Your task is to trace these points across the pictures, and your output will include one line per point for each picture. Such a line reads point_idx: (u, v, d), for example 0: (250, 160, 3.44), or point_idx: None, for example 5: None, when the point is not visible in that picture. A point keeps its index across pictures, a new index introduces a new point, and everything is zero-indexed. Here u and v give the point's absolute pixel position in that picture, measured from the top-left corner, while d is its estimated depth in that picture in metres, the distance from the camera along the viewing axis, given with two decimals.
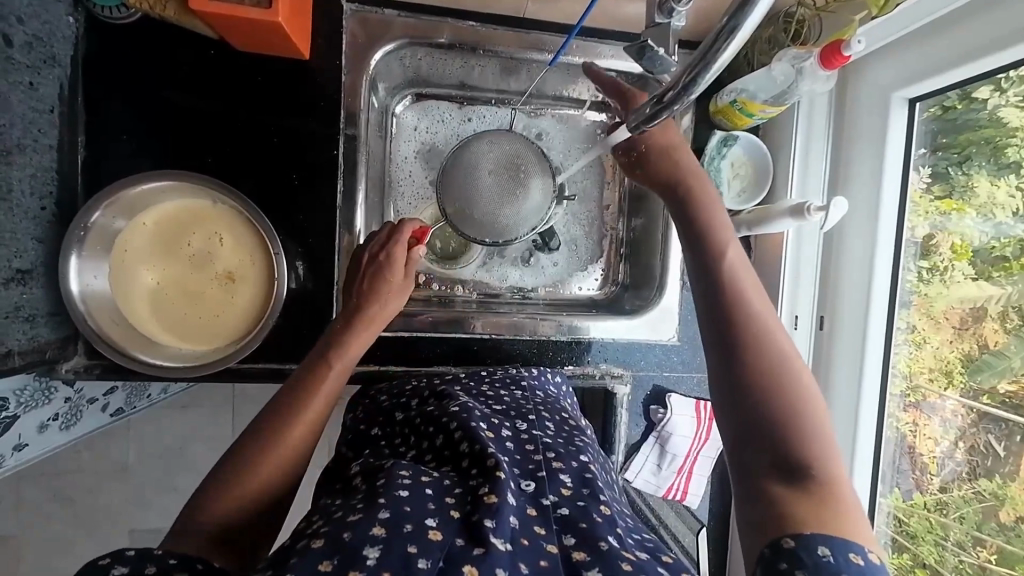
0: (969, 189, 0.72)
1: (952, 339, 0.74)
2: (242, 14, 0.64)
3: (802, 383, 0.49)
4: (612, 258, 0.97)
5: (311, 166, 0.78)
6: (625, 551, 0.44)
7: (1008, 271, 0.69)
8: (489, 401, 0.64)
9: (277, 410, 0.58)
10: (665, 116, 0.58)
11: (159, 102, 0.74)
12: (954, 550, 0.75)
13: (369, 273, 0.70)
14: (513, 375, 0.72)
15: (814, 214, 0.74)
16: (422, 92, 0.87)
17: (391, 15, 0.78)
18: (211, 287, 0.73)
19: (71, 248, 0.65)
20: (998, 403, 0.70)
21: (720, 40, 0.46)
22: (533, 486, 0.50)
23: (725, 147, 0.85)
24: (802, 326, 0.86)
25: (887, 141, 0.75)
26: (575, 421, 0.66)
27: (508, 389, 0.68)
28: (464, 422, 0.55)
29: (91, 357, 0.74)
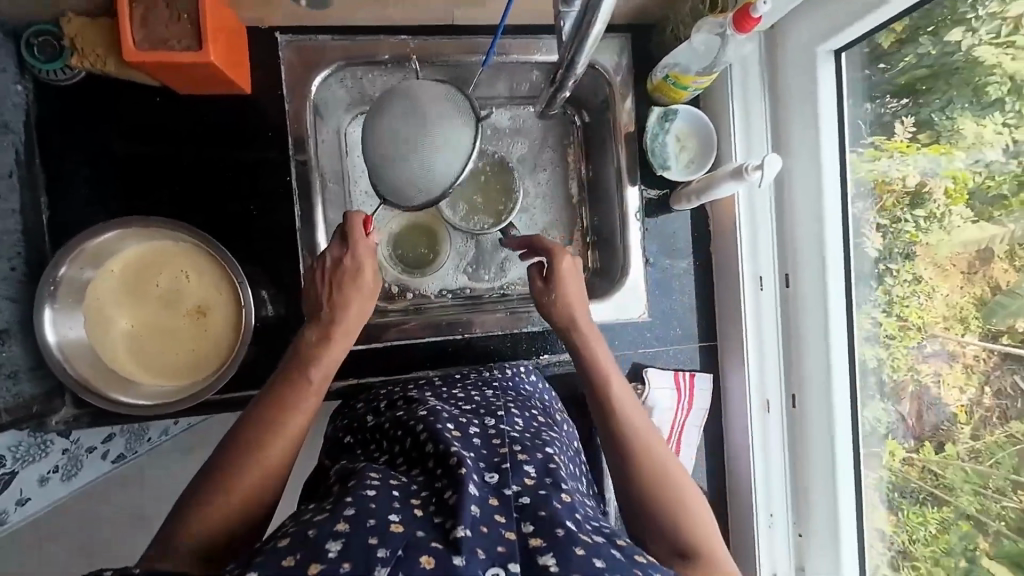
0: (955, 132, 0.70)
1: (962, 285, 0.71)
2: (176, 59, 0.66)
3: (674, 467, 0.62)
4: (582, 243, 0.97)
5: (266, 195, 0.81)
6: (581, 536, 0.46)
7: (1008, 208, 0.67)
8: (459, 401, 0.66)
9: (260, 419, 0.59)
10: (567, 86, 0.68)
11: (113, 154, 0.77)
12: (996, 496, 0.71)
13: (336, 276, 0.67)
14: (489, 374, 0.74)
15: (753, 173, 0.75)
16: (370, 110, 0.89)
17: (325, 40, 0.81)
18: (185, 324, 0.75)
19: (44, 301, 0.68)
20: (1018, 342, 0.67)
21: (588, 16, 0.54)
22: (496, 477, 0.51)
23: (666, 122, 0.88)
24: (768, 286, 0.86)
25: (818, 94, 0.77)
26: (545, 418, 0.68)
27: (479, 388, 0.70)
28: (428, 425, 0.57)
29: (79, 407, 0.76)
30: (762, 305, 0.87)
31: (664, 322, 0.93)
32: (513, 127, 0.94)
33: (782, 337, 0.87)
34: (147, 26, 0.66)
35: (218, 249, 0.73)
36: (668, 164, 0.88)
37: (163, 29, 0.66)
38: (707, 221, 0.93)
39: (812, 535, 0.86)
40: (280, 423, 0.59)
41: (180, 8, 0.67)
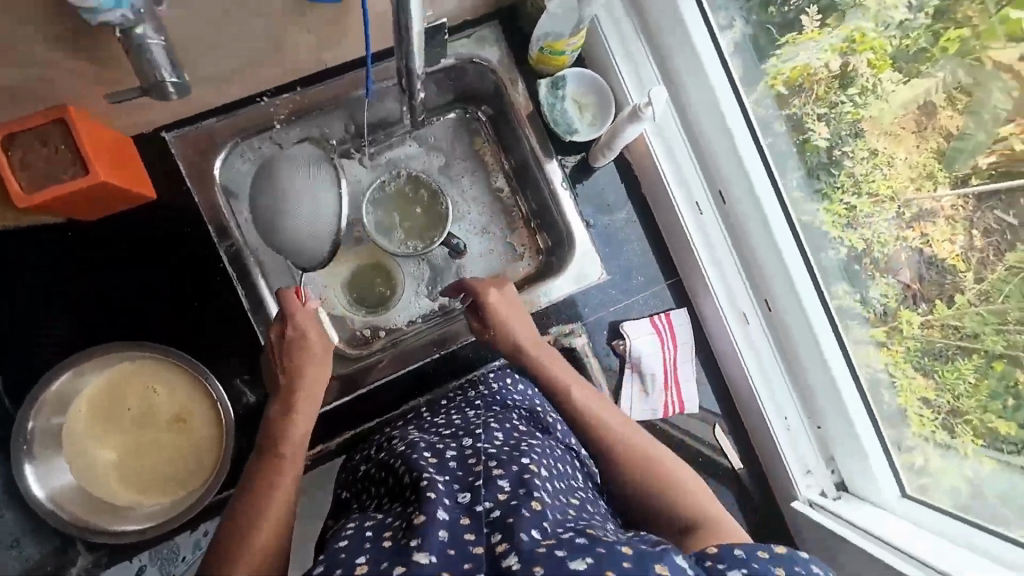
0: (858, 7, 0.74)
1: (918, 145, 0.73)
2: (67, 190, 0.66)
3: (648, 446, 0.65)
4: (528, 228, 0.98)
5: (205, 287, 0.81)
6: (545, 540, 0.46)
7: (932, 59, 0.71)
8: (438, 430, 0.66)
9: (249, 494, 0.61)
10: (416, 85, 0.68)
11: (43, 298, 0.77)
12: (1020, 329, 0.69)
13: (290, 352, 0.72)
14: (472, 393, 0.75)
15: (646, 110, 0.78)
16: None
17: (211, 122, 0.81)
18: (168, 436, 0.75)
19: (21, 459, 0.68)
20: (987, 178, 0.69)
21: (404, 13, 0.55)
22: (468, 496, 0.52)
23: (559, 90, 0.91)
24: (706, 208, 0.88)
25: (683, 17, 0.79)
26: (524, 427, 0.68)
27: (462, 411, 0.70)
28: (402, 465, 0.58)
29: (92, 552, 0.75)
30: (706, 227, 0.89)
31: (625, 275, 0.94)
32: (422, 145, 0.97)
33: (733, 247, 0.89)
34: (28, 167, 0.66)
35: (175, 354, 0.74)
36: (574, 128, 0.90)
37: (45, 166, 0.66)
38: (631, 168, 0.95)
39: (829, 420, 0.88)
40: (269, 496, 0.61)
41: (56, 140, 0.67)
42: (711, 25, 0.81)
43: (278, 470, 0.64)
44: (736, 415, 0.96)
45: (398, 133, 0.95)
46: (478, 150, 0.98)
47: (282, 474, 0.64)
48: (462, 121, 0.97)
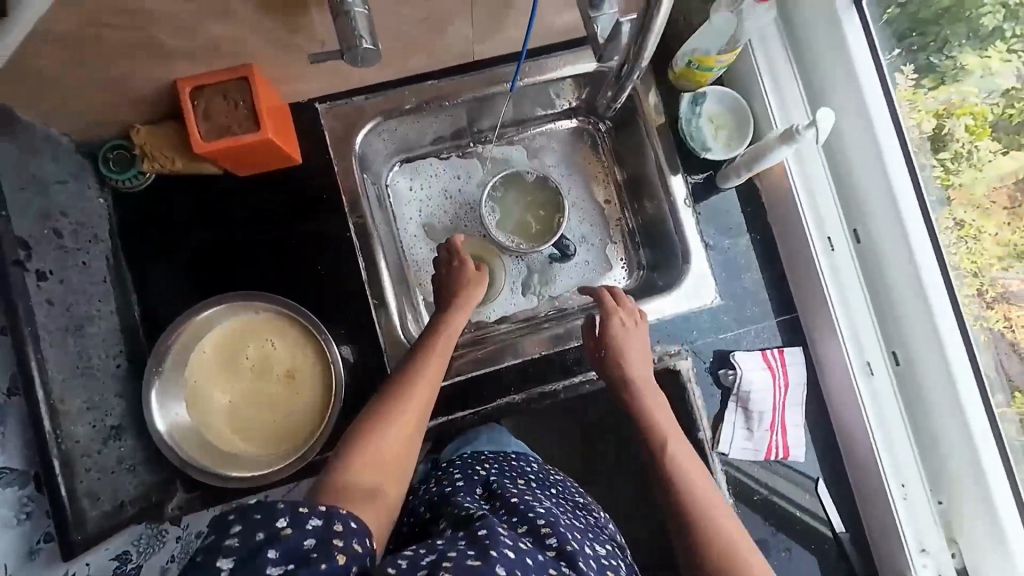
0: None
1: None
2: (239, 144, 0.70)
3: None
4: (629, 243, 0.96)
5: (331, 253, 0.85)
6: None
7: None
8: (562, 505, 0.69)
9: (382, 411, 0.65)
10: None
11: (186, 236, 0.82)
12: None
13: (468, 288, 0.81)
14: (579, 499, 0.75)
15: (804, 133, 0.71)
16: (408, 156, 0.94)
17: (360, 100, 0.86)
18: (278, 389, 0.79)
19: (152, 380, 0.72)
20: None
21: None
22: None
23: (697, 107, 0.86)
24: (839, 245, 0.84)
25: (861, 82, 0.76)
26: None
27: (582, 514, 0.70)
28: (550, 521, 0.60)
29: (190, 491, 0.78)
30: (837, 264, 0.84)
31: (738, 302, 0.90)
32: (552, 139, 0.98)
33: (866, 293, 0.85)
34: (209, 119, 0.70)
35: (302, 311, 0.77)
36: (708, 146, 0.86)
37: (223, 119, 0.70)
38: (760, 196, 0.91)
39: (959, 495, 0.80)
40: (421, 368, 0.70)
41: (235, 96, 0.71)
42: (907, 154, 0.78)
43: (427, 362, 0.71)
44: (839, 471, 0.90)
45: (515, 140, 0.98)
46: (590, 166, 0.98)
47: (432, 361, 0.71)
48: (577, 131, 0.98)
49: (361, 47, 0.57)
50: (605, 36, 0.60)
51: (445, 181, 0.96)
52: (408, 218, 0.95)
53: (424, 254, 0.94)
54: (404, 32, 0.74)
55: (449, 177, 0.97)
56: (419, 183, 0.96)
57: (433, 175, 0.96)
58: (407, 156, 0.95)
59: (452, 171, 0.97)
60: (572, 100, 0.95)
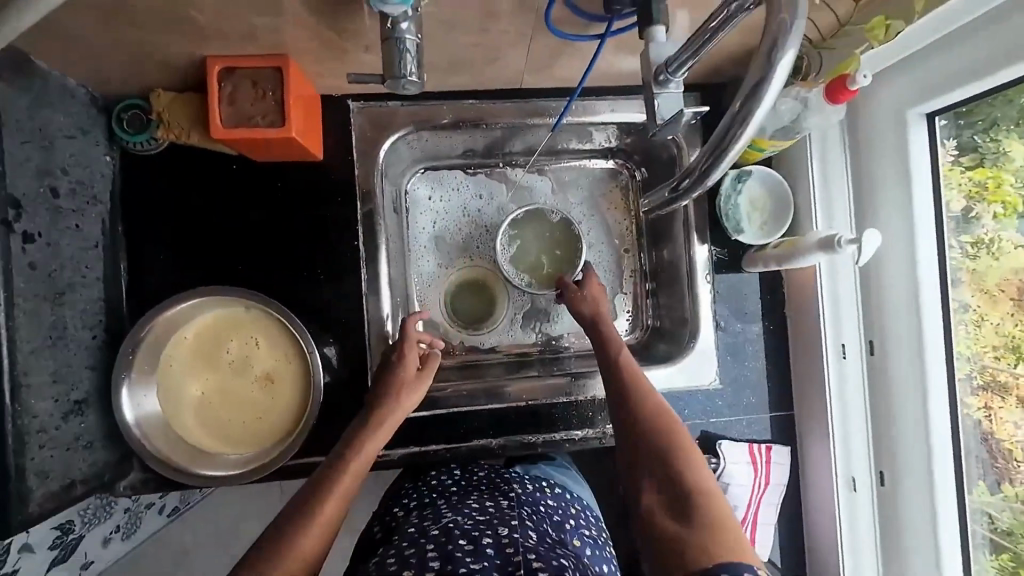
0: None
1: None
2: (259, 135, 0.67)
3: None
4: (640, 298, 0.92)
5: (335, 259, 0.82)
6: None
7: None
8: (473, 512, 0.66)
9: (266, 547, 0.56)
10: (697, 55, 0.52)
11: (189, 214, 0.79)
12: None
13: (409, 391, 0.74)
14: (504, 485, 0.74)
15: (845, 246, 0.70)
16: (432, 165, 0.88)
17: (395, 105, 0.82)
18: (254, 390, 0.76)
19: (122, 371, 0.70)
20: None
21: (706, 36, 0.49)
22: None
23: (740, 184, 0.83)
24: (852, 354, 0.80)
25: (914, 199, 0.70)
26: (579, 539, 0.70)
27: (495, 497, 0.70)
28: (445, 547, 0.58)
29: (146, 471, 0.78)
30: (845, 375, 0.81)
31: (735, 389, 0.88)
32: (585, 177, 0.92)
33: (868, 411, 0.80)
34: (234, 104, 0.66)
35: (287, 315, 0.73)
36: (741, 227, 0.83)
37: (248, 107, 0.67)
38: (782, 286, 0.88)
39: None
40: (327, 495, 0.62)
41: (266, 85, 0.67)
42: (946, 282, 0.73)
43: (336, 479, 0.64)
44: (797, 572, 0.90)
45: (548, 171, 0.91)
46: (616, 210, 0.92)
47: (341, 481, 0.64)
48: (612, 174, 0.93)
49: (406, 78, 0.57)
50: (665, 118, 0.57)
51: (466, 198, 0.90)
52: (419, 230, 0.89)
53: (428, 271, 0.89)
54: (456, 53, 0.71)
55: (470, 194, 0.90)
56: (439, 194, 0.89)
57: (454, 187, 0.90)
58: (429, 162, 0.87)
59: (474, 189, 0.90)
60: (612, 142, 0.89)
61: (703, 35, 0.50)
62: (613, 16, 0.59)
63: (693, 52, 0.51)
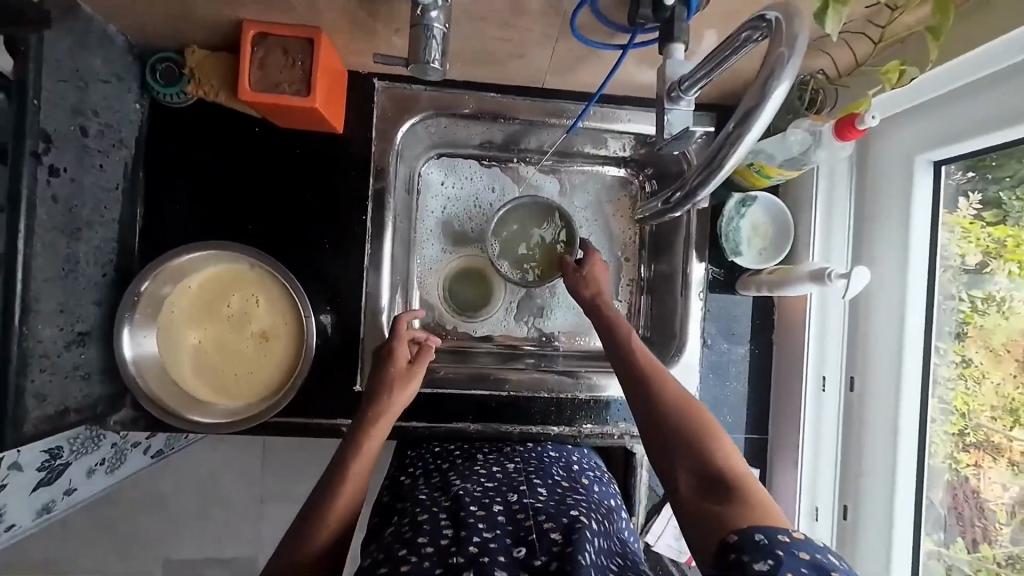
0: None
1: None
2: (284, 102, 0.69)
3: None
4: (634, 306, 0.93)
5: (342, 231, 0.84)
6: (627, 563, 0.60)
7: None
8: (482, 479, 0.70)
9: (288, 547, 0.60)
10: (709, 75, 0.53)
11: (206, 169, 0.82)
12: None
13: (401, 381, 0.74)
14: (514, 458, 0.77)
15: (835, 280, 0.71)
16: (446, 152, 0.90)
17: (418, 89, 0.84)
18: (248, 345, 0.79)
19: (125, 311, 0.72)
20: None
21: (719, 56, 0.50)
22: (523, 552, 0.56)
23: (744, 208, 0.84)
24: (831, 387, 0.82)
25: (911, 244, 0.72)
26: (586, 480, 0.75)
27: (500, 465, 0.74)
28: (466, 511, 0.61)
29: (137, 410, 0.81)
30: (822, 407, 0.82)
31: (713, 406, 0.89)
32: (595, 182, 0.94)
33: (839, 444, 0.81)
34: (263, 69, 0.69)
35: (289, 278, 0.76)
36: (740, 250, 0.84)
37: (276, 73, 0.69)
38: (773, 312, 0.89)
39: None
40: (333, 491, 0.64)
41: (296, 54, 0.69)
42: (930, 327, 0.74)
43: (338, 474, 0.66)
44: None
45: (560, 170, 0.93)
46: (621, 217, 0.94)
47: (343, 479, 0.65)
48: (622, 181, 0.94)
49: (429, 64, 0.59)
50: (674, 133, 0.58)
51: (476, 188, 0.92)
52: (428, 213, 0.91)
53: (430, 255, 0.91)
54: (482, 46, 0.73)
55: (481, 184, 0.92)
56: (451, 180, 0.91)
57: (466, 176, 0.92)
58: (444, 149, 0.89)
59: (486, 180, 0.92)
60: (625, 151, 0.91)
61: (713, 57, 0.51)
62: (636, 30, 0.61)
63: (703, 72, 0.53)
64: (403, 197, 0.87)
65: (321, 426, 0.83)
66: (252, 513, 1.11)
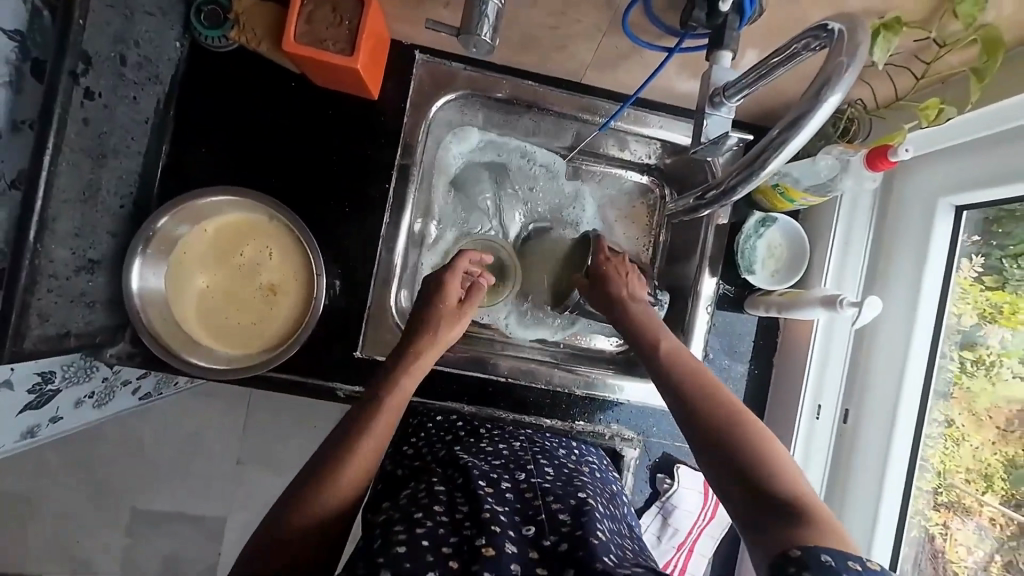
0: None
1: None
2: (327, 59, 0.69)
3: None
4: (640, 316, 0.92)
5: (364, 197, 0.84)
6: (635, 549, 0.59)
7: None
8: (489, 457, 0.68)
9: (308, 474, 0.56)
10: (755, 82, 0.53)
11: (236, 117, 0.82)
12: None
13: (451, 317, 0.75)
14: (522, 437, 0.75)
15: (846, 308, 0.72)
16: (468, 130, 0.88)
17: (457, 68, 0.84)
18: (256, 296, 0.79)
19: (138, 246, 0.71)
20: None
21: (771, 61, 0.51)
22: (533, 531, 0.55)
23: (763, 227, 0.85)
24: (825, 416, 0.82)
25: (925, 283, 0.72)
26: (588, 465, 0.74)
27: (506, 441, 0.72)
28: (479, 483, 0.60)
29: (135, 345, 0.81)
30: (815, 434, 0.82)
31: None
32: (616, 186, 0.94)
33: (825, 472, 0.82)
34: (310, 23, 0.69)
35: (308, 235, 0.76)
36: (753, 269, 0.85)
37: (322, 28, 0.69)
38: (776, 335, 0.90)
39: None
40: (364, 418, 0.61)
41: (345, 14, 0.69)
42: (932, 367, 0.75)
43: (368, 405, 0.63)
44: None
45: (582, 170, 0.93)
46: (637, 223, 0.95)
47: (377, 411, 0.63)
48: (643, 189, 0.95)
49: (479, 37, 0.60)
50: (712, 138, 0.59)
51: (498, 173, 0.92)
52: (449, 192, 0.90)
53: (445, 234, 0.90)
54: (529, 32, 0.73)
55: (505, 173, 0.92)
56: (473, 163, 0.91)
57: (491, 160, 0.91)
58: (467, 124, 0.88)
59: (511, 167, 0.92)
60: (650, 157, 0.91)
61: (762, 65, 0.51)
62: (685, 34, 0.62)
63: (747, 81, 0.53)
64: (427, 172, 0.87)
65: (315, 387, 0.83)
66: (230, 468, 1.10)
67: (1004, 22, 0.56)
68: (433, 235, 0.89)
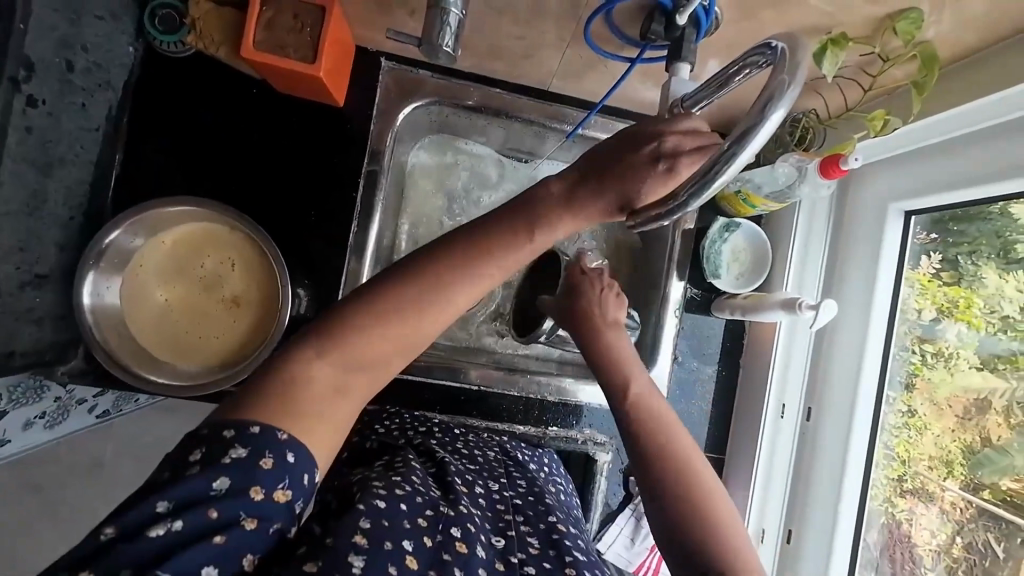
0: None
1: None
2: (288, 66, 0.68)
3: None
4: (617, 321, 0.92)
5: (331, 206, 0.83)
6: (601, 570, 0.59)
7: None
8: (465, 458, 0.68)
9: (397, 296, 0.50)
10: (714, 93, 0.53)
11: (195, 123, 0.79)
12: None
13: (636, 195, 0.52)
14: (495, 444, 0.76)
15: (805, 310, 0.75)
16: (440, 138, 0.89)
17: (424, 75, 0.84)
18: (218, 309, 0.77)
19: (89, 262, 0.68)
20: None
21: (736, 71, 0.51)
22: (503, 543, 0.55)
23: (727, 232, 0.87)
24: (789, 415, 0.84)
25: (877, 285, 0.76)
26: (554, 485, 0.74)
27: (482, 448, 0.72)
28: (454, 479, 0.60)
29: (88, 362, 0.78)
30: (779, 433, 0.85)
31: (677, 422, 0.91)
32: None
33: (789, 470, 0.84)
34: (269, 29, 0.67)
35: (272, 248, 0.74)
36: (719, 273, 0.87)
37: (282, 35, 0.68)
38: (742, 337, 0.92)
39: None
40: (464, 278, 0.51)
41: (306, 20, 0.68)
42: (886, 365, 0.78)
43: (478, 263, 0.52)
44: None
45: None
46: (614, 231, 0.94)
47: (484, 268, 0.52)
48: None
49: (441, 47, 0.60)
50: None
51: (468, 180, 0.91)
52: (419, 199, 0.90)
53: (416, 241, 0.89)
54: (494, 41, 0.73)
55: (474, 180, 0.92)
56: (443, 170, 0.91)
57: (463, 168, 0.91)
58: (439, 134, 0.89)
59: (481, 174, 0.92)
60: None
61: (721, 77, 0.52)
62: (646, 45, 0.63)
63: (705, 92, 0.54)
64: (395, 179, 0.87)
65: None
66: None
67: (943, 39, 0.59)
68: (403, 243, 0.88)
